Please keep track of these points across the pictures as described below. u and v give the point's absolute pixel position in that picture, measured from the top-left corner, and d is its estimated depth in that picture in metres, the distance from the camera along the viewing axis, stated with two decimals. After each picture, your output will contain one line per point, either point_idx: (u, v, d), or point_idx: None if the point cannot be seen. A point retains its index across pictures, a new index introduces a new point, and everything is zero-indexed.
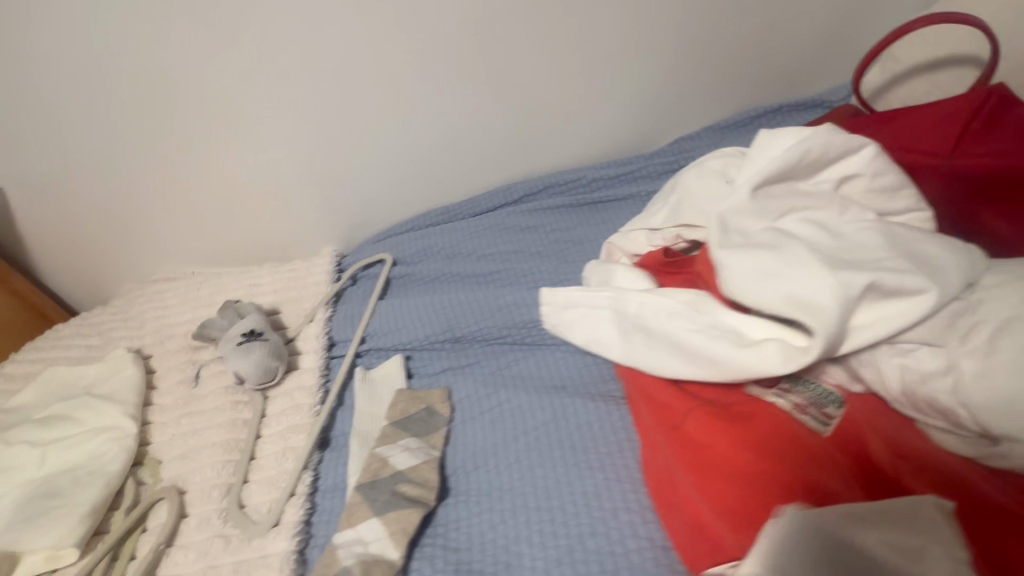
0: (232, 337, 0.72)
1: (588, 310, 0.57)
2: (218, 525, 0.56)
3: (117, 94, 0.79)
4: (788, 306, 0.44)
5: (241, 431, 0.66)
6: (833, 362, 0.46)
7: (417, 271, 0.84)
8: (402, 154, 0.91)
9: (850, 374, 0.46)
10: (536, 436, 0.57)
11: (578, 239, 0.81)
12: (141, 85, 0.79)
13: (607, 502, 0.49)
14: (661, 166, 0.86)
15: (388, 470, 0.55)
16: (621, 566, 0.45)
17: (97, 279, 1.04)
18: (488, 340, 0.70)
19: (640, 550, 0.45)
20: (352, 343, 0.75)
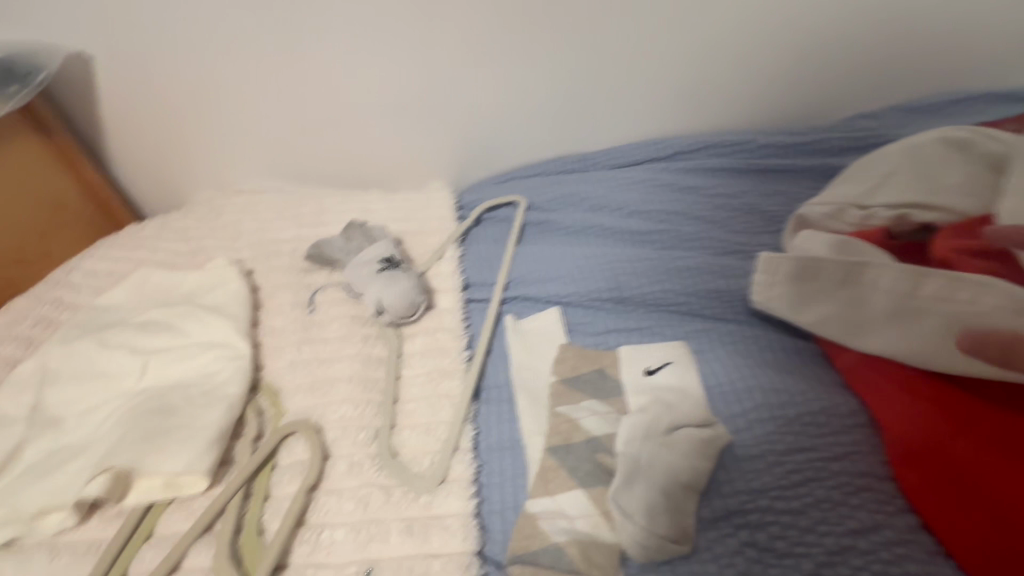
0: (366, 261, 0.63)
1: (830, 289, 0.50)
2: (373, 473, 0.47)
3: None
4: None
5: (377, 369, 0.57)
6: None
7: (558, 219, 0.75)
8: (544, 88, 0.83)
9: None
10: (750, 421, 0.49)
11: (749, 208, 0.72)
12: None
13: (862, 508, 0.42)
14: (842, 140, 0.77)
15: (580, 435, 0.48)
16: None
17: (172, 183, 0.93)
18: (661, 305, 0.62)
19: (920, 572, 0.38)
20: (493, 288, 0.66)
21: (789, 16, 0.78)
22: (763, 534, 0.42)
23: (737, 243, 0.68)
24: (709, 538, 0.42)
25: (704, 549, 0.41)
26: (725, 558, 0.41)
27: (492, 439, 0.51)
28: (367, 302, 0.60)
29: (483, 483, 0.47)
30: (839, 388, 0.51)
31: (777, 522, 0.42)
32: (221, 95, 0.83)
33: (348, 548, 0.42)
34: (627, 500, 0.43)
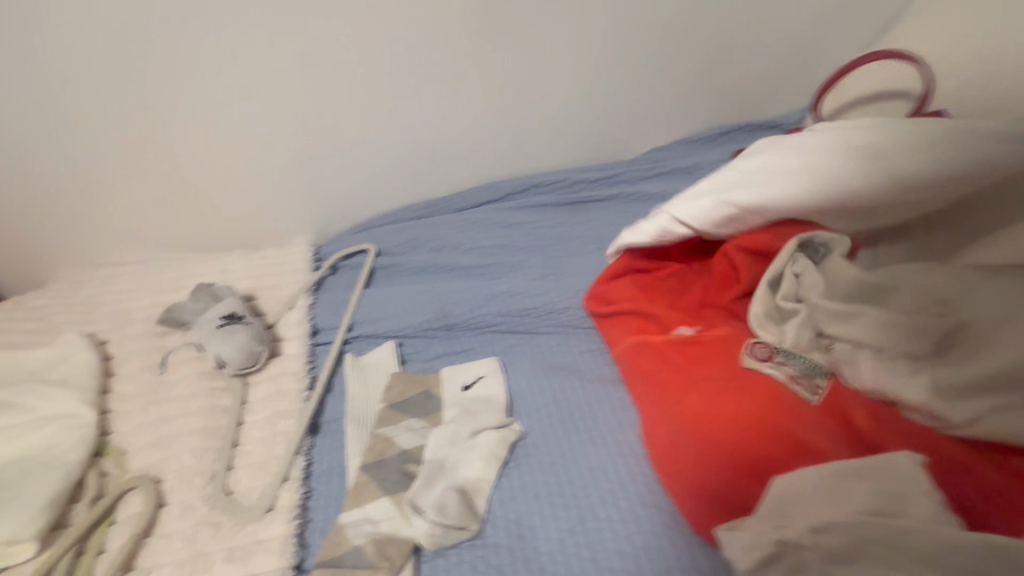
0: (209, 319, 0.69)
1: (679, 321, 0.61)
2: (205, 512, 0.52)
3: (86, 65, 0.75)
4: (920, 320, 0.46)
5: (221, 418, 0.62)
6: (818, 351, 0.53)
7: (403, 261, 0.84)
8: (386, 146, 0.92)
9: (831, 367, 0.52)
10: (540, 418, 0.59)
11: (563, 237, 0.86)
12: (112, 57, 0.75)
13: (613, 475, 0.52)
14: (638, 173, 0.93)
15: (393, 449, 0.55)
16: (632, 532, 0.48)
17: (30, 263, 0.94)
18: (483, 327, 0.71)
19: (649, 517, 0.49)
20: (338, 330, 0.73)
21: (586, 69, 0.92)
22: (537, 509, 0.51)
23: (551, 268, 0.81)
24: (495, 519, 0.51)
25: (488, 531, 0.50)
26: (504, 533, 0.49)
27: (322, 466, 0.57)
28: (209, 357, 0.65)
29: (309, 505, 0.53)
30: (614, 380, 0.63)
31: (548, 497, 0.51)
32: (67, 178, 0.86)
33: None
34: (426, 499, 0.50)
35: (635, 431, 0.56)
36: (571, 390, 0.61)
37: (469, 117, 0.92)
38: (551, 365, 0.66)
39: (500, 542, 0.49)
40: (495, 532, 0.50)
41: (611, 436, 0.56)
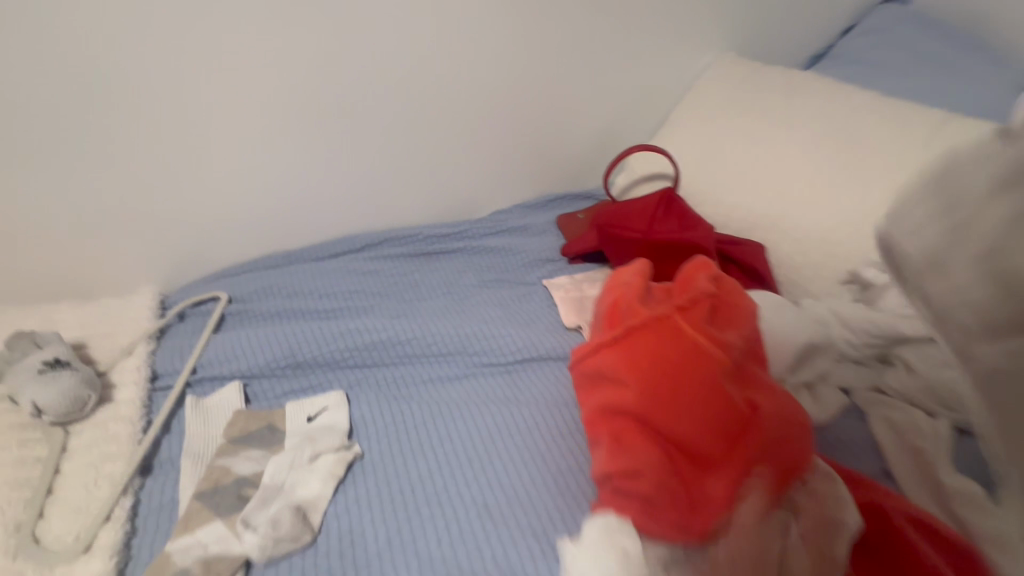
0: (26, 367, 0.65)
1: None
2: (6, 563, 0.51)
3: None
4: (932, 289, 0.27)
5: (34, 468, 0.60)
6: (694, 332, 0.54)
7: (256, 307, 0.87)
8: (243, 199, 0.96)
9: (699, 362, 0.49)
10: (378, 439, 0.66)
11: (414, 283, 0.96)
12: None
13: (436, 480, 0.61)
14: (483, 229, 1.08)
15: (230, 477, 0.58)
16: (447, 524, 0.57)
17: None
18: (331, 363, 0.77)
19: (465, 510, 0.58)
20: (180, 374, 0.74)
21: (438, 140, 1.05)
22: (367, 516, 0.58)
23: (402, 309, 0.89)
24: (327, 530, 0.56)
25: (320, 538, 0.55)
26: (335, 540, 0.55)
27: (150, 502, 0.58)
28: (24, 403, 0.63)
29: (134, 542, 0.54)
30: (447, 402, 0.72)
31: (377, 505, 0.59)
32: None
33: None
34: (261, 517, 0.54)
35: (460, 442, 0.66)
36: (409, 412, 0.70)
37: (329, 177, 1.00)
38: (392, 394, 0.74)
39: (330, 548, 0.54)
40: (326, 539, 0.56)
41: (439, 448, 0.66)
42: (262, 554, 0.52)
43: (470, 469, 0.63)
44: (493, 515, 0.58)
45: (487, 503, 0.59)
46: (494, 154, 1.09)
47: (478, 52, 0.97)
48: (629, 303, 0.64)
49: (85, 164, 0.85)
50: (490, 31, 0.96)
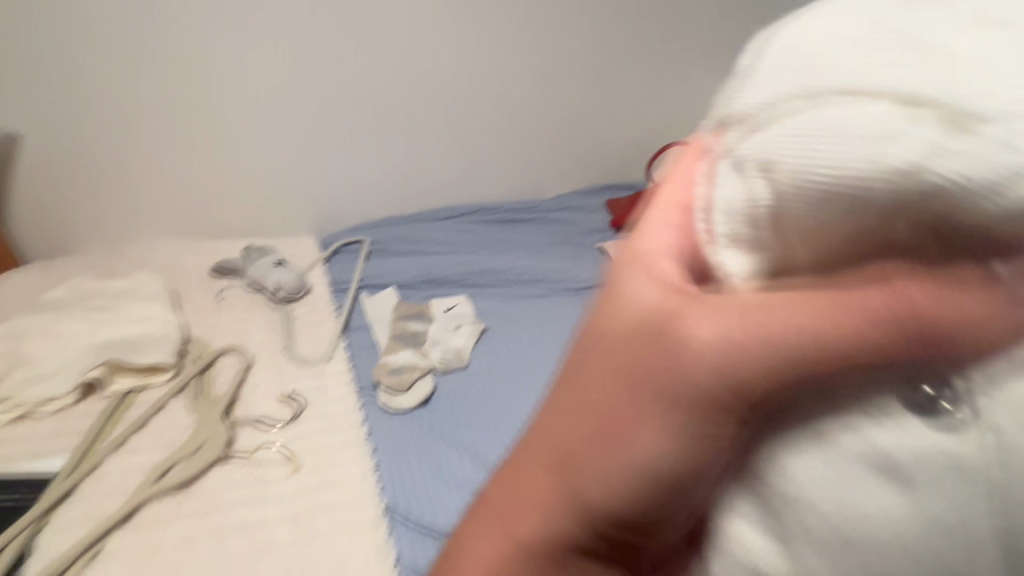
0: (262, 264, 0.99)
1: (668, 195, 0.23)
2: (283, 362, 0.81)
3: (177, 82, 1.07)
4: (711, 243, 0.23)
5: (278, 322, 0.91)
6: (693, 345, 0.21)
7: (391, 248, 1.19)
8: (378, 173, 1.30)
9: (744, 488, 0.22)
10: (496, 323, 0.97)
11: (502, 238, 1.27)
12: (197, 80, 1.08)
13: (540, 341, 0.91)
14: (551, 205, 1.39)
15: (408, 332, 0.90)
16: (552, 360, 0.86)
17: (59, 231, 1.13)
18: (453, 282, 1.09)
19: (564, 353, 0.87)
20: (351, 282, 1.06)
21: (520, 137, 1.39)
22: (498, 356, 0.87)
23: (497, 253, 1.20)
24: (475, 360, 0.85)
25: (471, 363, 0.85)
26: (481, 364, 0.84)
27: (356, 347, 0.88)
28: (268, 284, 0.96)
29: (354, 360, 0.84)
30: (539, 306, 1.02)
31: (503, 352, 0.88)
32: (130, 166, 1.12)
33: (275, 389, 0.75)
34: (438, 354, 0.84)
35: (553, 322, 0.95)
36: (513, 311, 1.01)
37: (439, 160, 1.34)
38: (499, 301, 1.05)
39: (479, 368, 0.84)
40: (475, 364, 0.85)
41: (538, 326, 0.95)
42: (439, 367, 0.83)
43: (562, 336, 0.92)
44: None
45: None
46: (557, 152, 1.43)
47: (553, 74, 1.33)
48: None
49: (279, 138, 1.18)
50: (563, 59, 1.32)
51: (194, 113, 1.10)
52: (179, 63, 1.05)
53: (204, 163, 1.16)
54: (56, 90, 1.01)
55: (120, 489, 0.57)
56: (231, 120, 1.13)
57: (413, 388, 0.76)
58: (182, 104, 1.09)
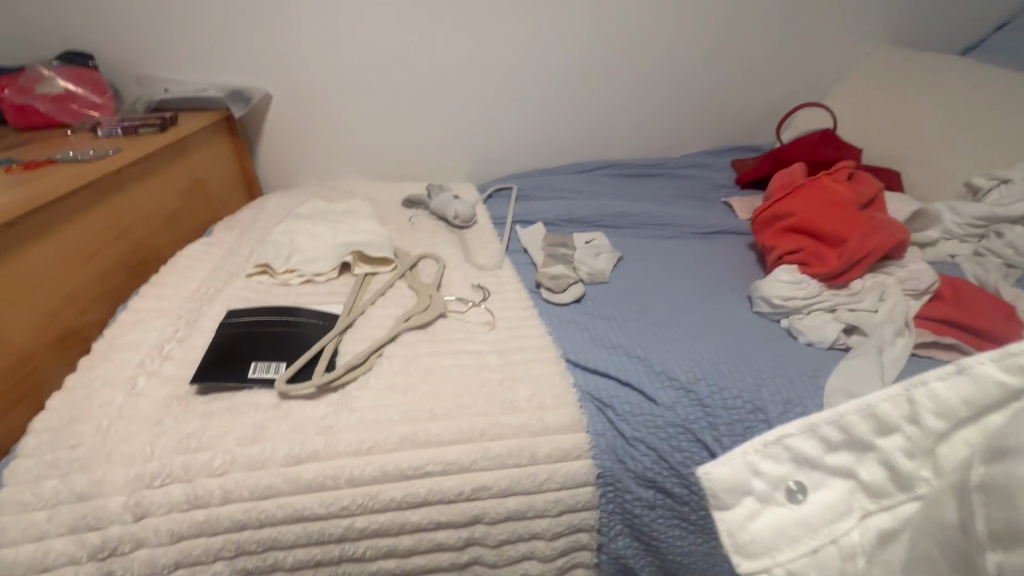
0: (443, 197, 1.24)
1: None
2: (466, 267, 1.05)
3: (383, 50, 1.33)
4: None
5: (456, 241, 1.16)
6: None
7: (535, 193, 1.40)
8: (526, 130, 1.51)
9: None
10: (630, 255, 1.14)
11: (632, 189, 1.42)
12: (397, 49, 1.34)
13: (671, 269, 1.07)
14: (676, 163, 1.52)
15: (557, 254, 1.10)
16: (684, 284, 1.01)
17: (286, 172, 1.48)
18: (590, 222, 1.27)
19: (693, 279, 1.02)
20: (507, 216, 1.28)
21: (651, 100, 1.53)
22: (635, 277, 1.04)
23: (628, 201, 1.36)
24: (615, 280, 1.04)
25: (611, 281, 1.03)
26: (621, 282, 1.03)
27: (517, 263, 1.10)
28: (447, 211, 1.21)
29: (517, 271, 1.07)
30: (668, 245, 1.18)
31: (639, 275, 1.05)
32: (340, 119, 1.42)
33: (464, 281, 0.99)
34: (586, 268, 1.03)
35: (682, 257, 1.11)
36: (644, 247, 1.17)
37: (578, 119, 1.52)
38: (630, 240, 1.21)
39: (618, 285, 1.02)
40: (614, 282, 1.03)
41: (669, 259, 1.11)
42: (588, 280, 1.02)
43: (691, 267, 1.07)
44: (711, 283, 1.01)
45: (706, 279, 1.02)
46: (680, 119, 1.58)
47: (688, 47, 1.47)
48: (794, 182, 1.06)
49: (452, 97, 1.43)
50: (699, 35, 1.46)
51: (391, 76, 1.37)
52: (392, 41, 1.33)
53: (393, 117, 1.43)
54: (299, 57, 1.32)
55: (381, 323, 0.84)
56: (417, 82, 1.39)
57: (569, 289, 0.96)
58: (384, 68, 1.36)
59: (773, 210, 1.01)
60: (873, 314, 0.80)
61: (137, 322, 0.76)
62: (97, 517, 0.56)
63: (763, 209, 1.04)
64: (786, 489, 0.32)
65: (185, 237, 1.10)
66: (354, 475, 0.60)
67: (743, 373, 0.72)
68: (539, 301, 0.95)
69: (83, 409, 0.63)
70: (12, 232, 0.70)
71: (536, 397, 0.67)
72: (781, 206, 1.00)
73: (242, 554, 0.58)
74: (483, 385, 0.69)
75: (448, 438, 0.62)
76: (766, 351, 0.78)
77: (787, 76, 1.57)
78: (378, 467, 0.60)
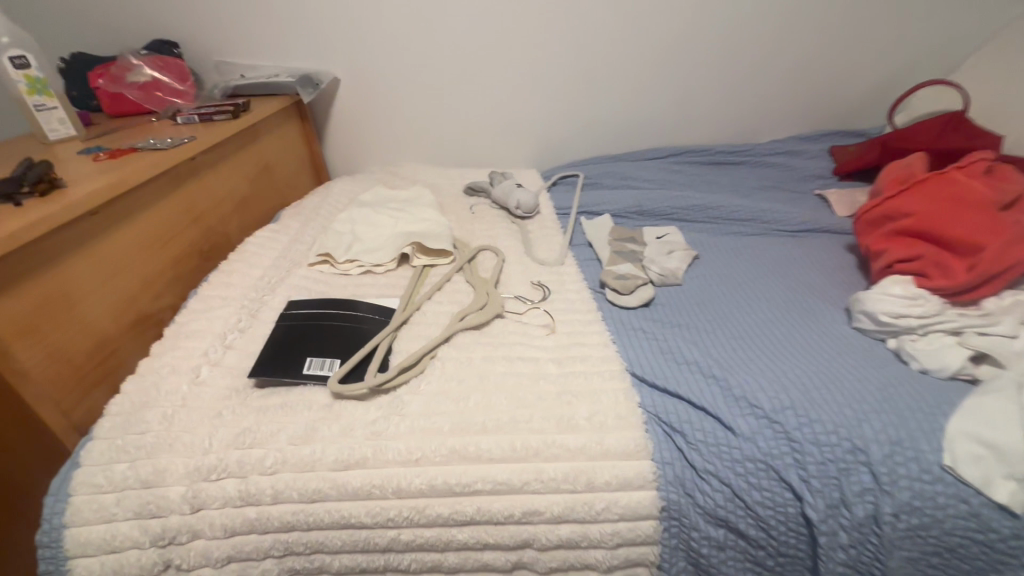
0: (506, 185, 1.19)
1: None
2: (526, 261, 1.00)
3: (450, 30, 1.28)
4: None
5: (517, 233, 1.11)
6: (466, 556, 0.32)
7: (604, 182, 1.31)
8: (596, 113, 1.42)
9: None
10: (707, 255, 1.04)
11: (711, 179, 1.30)
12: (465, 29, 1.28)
13: (754, 273, 0.96)
14: (764, 149, 1.37)
15: (626, 250, 1.02)
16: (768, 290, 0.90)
17: (352, 157, 1.49)
18: (663, 215, 1.17)
19: (780, 286, 0.91)
20: (571, 207, 1.21)
21: (738, 79, 1.38)
22: (712, 281, 0.95)
23: (706, 192, 1.24)
24: (689, 282, 0.95)
25: (685, 283, 0.94)
26: (695, 285, 0.94)
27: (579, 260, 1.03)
28: (509, 200, 1.16)
29: (581, 268, 1.00)
30: (751, 244, 1.06)
31: (717, 278, 0.95)
32: (405, 103, 1.40)
33: (523, 277, 0.94)
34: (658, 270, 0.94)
35: (767, 259, 0.99)
36: (724, 245, 1.06)
37: (654, 102, 1.40)
38: (708, 237, 1.11)
39: (693, 288, 0.93)
40: (688, 285, 0.94)
41: (751, 261, 1.00)
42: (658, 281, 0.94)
43: (778, 270, 0.96)
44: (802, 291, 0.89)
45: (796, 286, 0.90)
46: (769, 101, 1.42)
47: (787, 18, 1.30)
48: (913, 176, 0.90)
49: (520, 79, 1.36)
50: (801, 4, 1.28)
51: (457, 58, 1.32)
52: (459, 21, 1.27)
53: (458, 101, 1.39)
54: (366, 39, 1.30)
55: (437, 321, 0.81)
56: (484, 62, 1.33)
57: (636, 291, 0.88)
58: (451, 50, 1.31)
59: (883, 209, 0.87)
60: (1011, 340, 0.66)
61: (204, 309, 0.78)
62: (159, 506, 0.57)
63: (870, 206, 0.90)
64: None
65: (255, 221, 1.13)
66: (402, 485, 0.57)
67: (840, 405, 0.62)
68: (602, 303, 0.88)
69: (150, 396, 0.65)
70: (94, 220, 0.72)
71: (596, 416, 0.61)
72: (893, 204, 0.86)
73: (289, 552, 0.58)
74: (538, 398, 0.64)
75: (502, 452, 0.59)
76: (870, 377, 0.67)
77: (904, 49, 1.36)
78: (427, 478, 0.57)
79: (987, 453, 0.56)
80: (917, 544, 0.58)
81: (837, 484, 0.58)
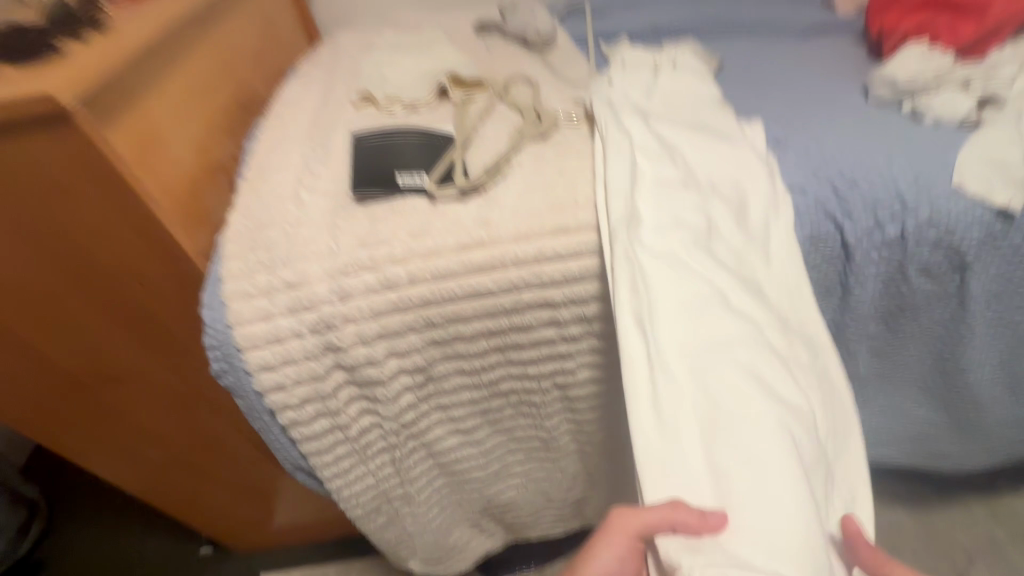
0: (518, 18, 1.17)
1: (702, 241, 0.64)
2: (558, 85, 1.02)
3: None
4: (683, 228, 0.65)
5: (540, 63, 1.11)
6: (737, 223, 0.66)
7: (611, 8, 1.27)
8: None
9: (707, 257, 0.63)
10: (732, 53, 1.07)
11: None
12: None
13: (787, 62, 1.00)
14: None
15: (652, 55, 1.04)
16: (803, 74, 0.95)
17: (341, 11, 1.41)
18: (676, 31, 1.16)
19: (815, 69, 0.96)
20: (588, 33, 1.19)
21: None
22: (743, 73, 0.98)
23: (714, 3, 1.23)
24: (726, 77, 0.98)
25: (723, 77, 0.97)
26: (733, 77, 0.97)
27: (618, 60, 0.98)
28: (530, 31, 1.15)
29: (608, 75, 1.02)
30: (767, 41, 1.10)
31: (751, 70, 0.99)
32: None
33: (561, 98, 0.97)
34: (684, 59, 0.93)
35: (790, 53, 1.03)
36: (744, 46, 1.09)
37: None
38: (738, 27, 1.14)
39: (734, 79, 0.96)
40: (730, 78, 0.97)
41: (777, 54, 1.03)
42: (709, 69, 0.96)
43: (804, 60, 1.00)
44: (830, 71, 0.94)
45: (827, 69, 0.95)
46: None
47: None
48: None
49: None
50: None
51: None
52: None
53: None
54: None
55: (499, 139, 0.85)
56: None
57: (700, 75, 0.89)
58: None
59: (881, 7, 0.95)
60: (1010, 85, 0.76)
61: (276, 148, 0.81)
62: (309, 300, 0.66)
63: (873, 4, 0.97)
64: (759, 137, 0.75)
65: (274, 77, 1.08)
66: (518, 295, 0.68)
67: (906, 153, 0.71)
68: (656, 87, 0.88)
69: (264, 219, 0.70)
70: (152, 58, 0.70)
71: (708, 187, 0.69)
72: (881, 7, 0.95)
73: (422, 353, 0.71)
74: (599, 205, 0.68)
75: (595, 272, 0.68)
76: (918, 130, 0.76)
77: None
78: (533, 267, 0.67)
79: (991, 172, 0.68)
80: (990, 272, 0.73)
81: (874, 214, 0.69)
